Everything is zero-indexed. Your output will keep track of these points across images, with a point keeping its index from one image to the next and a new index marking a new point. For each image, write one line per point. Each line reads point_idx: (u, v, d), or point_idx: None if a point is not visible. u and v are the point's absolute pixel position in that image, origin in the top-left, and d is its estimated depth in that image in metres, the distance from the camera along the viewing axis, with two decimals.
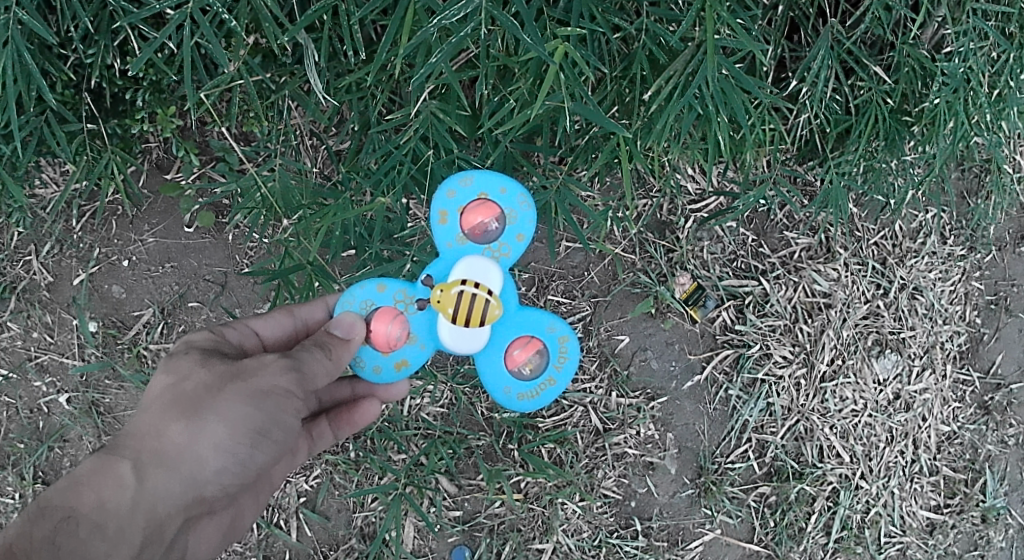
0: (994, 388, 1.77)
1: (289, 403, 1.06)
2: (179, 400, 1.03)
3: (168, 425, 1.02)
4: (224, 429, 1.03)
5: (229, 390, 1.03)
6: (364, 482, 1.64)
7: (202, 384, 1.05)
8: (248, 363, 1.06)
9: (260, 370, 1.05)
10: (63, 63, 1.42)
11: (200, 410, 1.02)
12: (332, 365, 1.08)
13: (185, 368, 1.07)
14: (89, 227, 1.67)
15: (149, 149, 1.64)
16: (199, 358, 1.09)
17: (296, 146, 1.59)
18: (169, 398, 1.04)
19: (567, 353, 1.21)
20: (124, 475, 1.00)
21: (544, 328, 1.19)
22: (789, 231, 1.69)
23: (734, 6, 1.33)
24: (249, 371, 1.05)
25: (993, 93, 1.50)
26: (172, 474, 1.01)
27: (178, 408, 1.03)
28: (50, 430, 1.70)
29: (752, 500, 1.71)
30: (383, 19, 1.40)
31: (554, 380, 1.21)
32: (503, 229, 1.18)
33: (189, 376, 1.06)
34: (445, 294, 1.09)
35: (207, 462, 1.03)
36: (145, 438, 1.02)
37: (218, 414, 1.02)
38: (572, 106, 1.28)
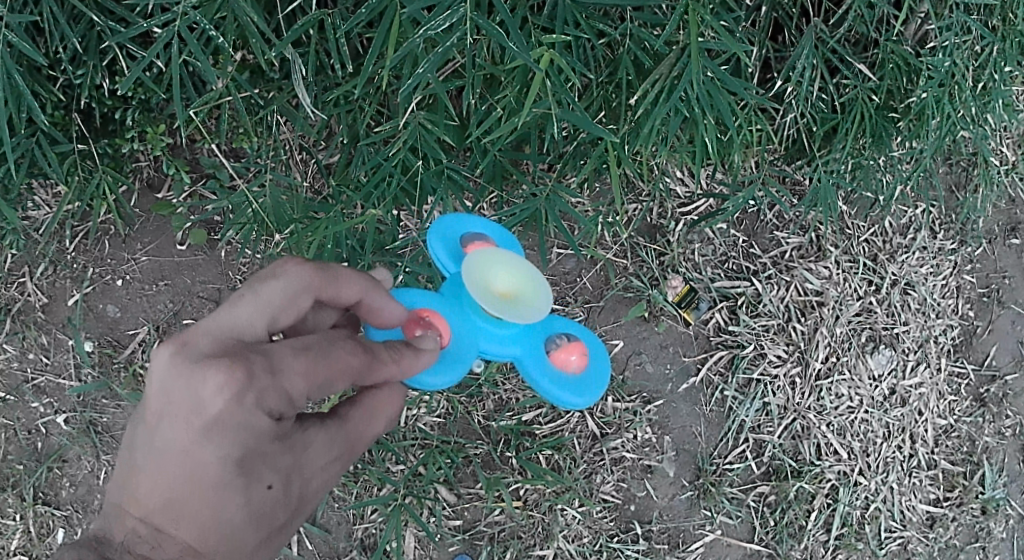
0: (989, 380, 1.77)
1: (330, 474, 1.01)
2: (247, 534, 0.88)
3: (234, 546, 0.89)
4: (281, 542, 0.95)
5: (288, 517, 0.91)
6: (363, 494, 1.65)
7: (272, 509, 0.89)
8: (316, 481, 0.93)
9: (320, 483, 0.94)
10: (53, 85, 1.43)
11: (272, 538, 0.91)
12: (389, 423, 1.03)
13: (254, 496, 0.88)
14: (83, 247, 1.68)
15: (139, 168, 1.65)
16: (258, 473, 0.87)
17: (285, 161, 1.60)
18: (238, 527, 0.87)
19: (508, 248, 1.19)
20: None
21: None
22: (779, 231, 1.71)
23: (717, 8, 1.34)
24: (311, 489, 0.93)
25: (978, 86, 1.51)
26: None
27: (246, 537, 0.88)
28: (47, 451, 1.70)
29: (752, 499, 1.72)
30: (369, 31, 1.40)
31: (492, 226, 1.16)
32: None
33: (260, 502, 0.88)
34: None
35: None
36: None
37: (279, 535, 0.92)
38: (559, 113, 1.28)
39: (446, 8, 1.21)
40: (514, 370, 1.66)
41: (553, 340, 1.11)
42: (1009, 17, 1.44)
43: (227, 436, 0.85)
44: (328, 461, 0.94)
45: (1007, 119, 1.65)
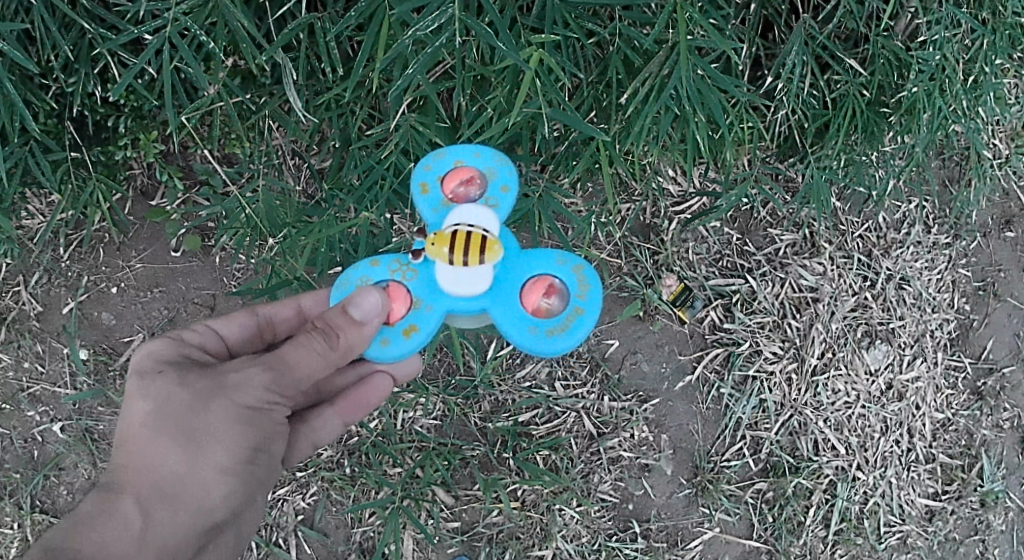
0: (986, 373, 1.77)
1: (275, 412, 1.08)
2: (164, 424, 1.04)
3: (165, 452, 1.03)
4: (222, 449, 1.05)
5: (216, 408, 1.04)
6: (360, 498, 1.65)
7: (184, 404, 1.04)
8: (229, 378, 1.06)
9: (243, 386, 1.05)
10: (45, 93, 1.43)
11: (198, 437, 1.04)
12: (334, 356, 1.05)
13: (162, 390, 1.05)
14: (77, 255, 1.68)
15: (133, 176, 1.65)
16: (174, 378, 1.06)
17: (278, 165, 1.60)
18: (156, 424, 1.04)
19: (587, 282, 1.08)
20: (129, 514, 1.02)
21: (552, 262, 1.08)
22: (773, 229, 1.71)
23: (706, 6, 1.34)
24: (231, 385, 1.05)
25: (969, 80, 1.51)
26: (175, 506, 1.04)
27: (169, 432, 1.04)
28: (44, 459, 1.70)
29: (750, 496, 1.72)
30: (359, 34, 1.40)
31: (583, 310, 1.07)
32: (484, 187, 1.11)
33: (171, 398, 1.05)
34: (439, 236, 1.00)
35: (212, 488, 1.05)
36: (143, 470, 1.03)
37: (213, 437, 1.04)
38: (550, 112, 1.28)
39: (435, 9, 1.21)
40: (510, 372, 1.67)
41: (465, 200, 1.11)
42: (999, 10, 1.44)
43: (147, 369, 1.07)
44: (239, 374, 1.06)
45: (1000, 112, 1.65)
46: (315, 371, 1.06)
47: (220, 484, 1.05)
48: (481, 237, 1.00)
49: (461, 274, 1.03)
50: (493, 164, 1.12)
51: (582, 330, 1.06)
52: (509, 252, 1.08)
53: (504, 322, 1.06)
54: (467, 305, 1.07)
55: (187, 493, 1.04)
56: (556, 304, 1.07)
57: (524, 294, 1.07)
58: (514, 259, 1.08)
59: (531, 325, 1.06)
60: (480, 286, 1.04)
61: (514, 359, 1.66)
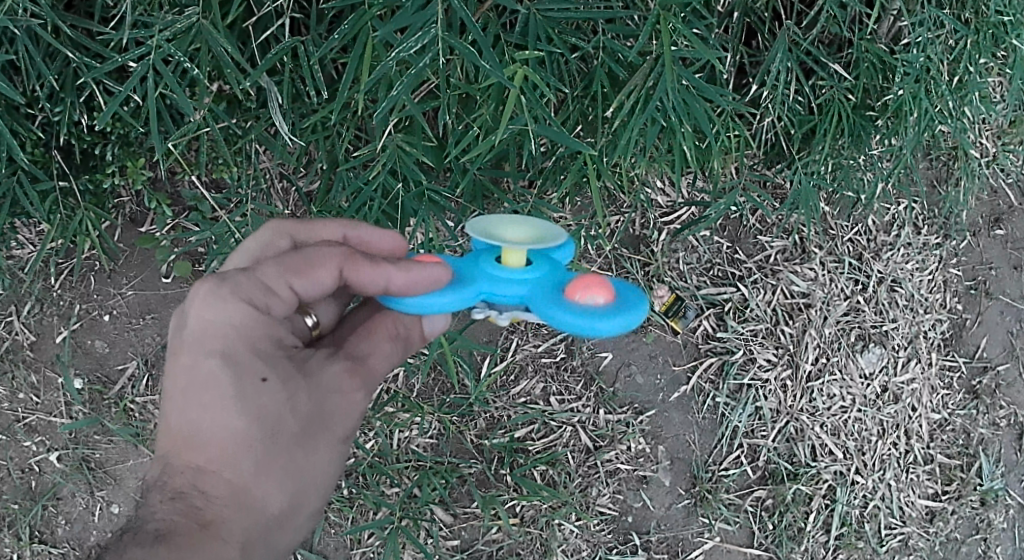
0: (981, 372, 1.78)
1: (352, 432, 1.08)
2: (272, 457, 0.97)
3: (265, 484, 0.97)
4: (316, 485, 1.02)
5: (323, 443, 1.02)
6: (359, 519, 1.64)
7: (293, 436, 0.99)
8: (333, 403, 1.02)
9: (344, 415, 1.03)
10: (31, 123, 1.42)
11: (300, 473, 1.00)
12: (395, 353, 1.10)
13: (270, 409, 0.97)
14: (68, 284, 1.67)
15: (122, 204, 1.65)
16: (279, 397, 0.98)
17: (266, 190, 1.60)
18: (259, 450, 0.96)
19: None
20: (229, 552, 0.95)
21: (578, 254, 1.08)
22: (763, 236, 1.70)
23: (689, 17, 1.34)
24: (336, 418, 1.02)
25: (954, 80, 1.51)
26: (268, 543, 1.00)
27: (279, 467, 0.98)
28: (42, 489, 1.70)
29: (748, 505, 1.72)
30: (343, 56, 1.40)
31: None
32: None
33: (279, 426, 0.97)
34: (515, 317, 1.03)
35: (298, 522, 1.02)
36: (248, 510, 0.96)
37: (317, 475, 1.02)
38: (536, 128, 1.29)
39: (419, 30, 1.22)
40: (504, 388, 1.66)
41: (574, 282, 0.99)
42: (981, 10, 1.44)
43: (247, 370, 0.96)
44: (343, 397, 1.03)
45: (985, 111, 1.65)
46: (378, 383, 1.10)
47: (309, 521, 1.04)
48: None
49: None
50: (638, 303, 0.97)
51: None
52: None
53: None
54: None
55: (281, 532, 1.01)
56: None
57: None
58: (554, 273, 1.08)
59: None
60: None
61: (509, 376, 1.66)
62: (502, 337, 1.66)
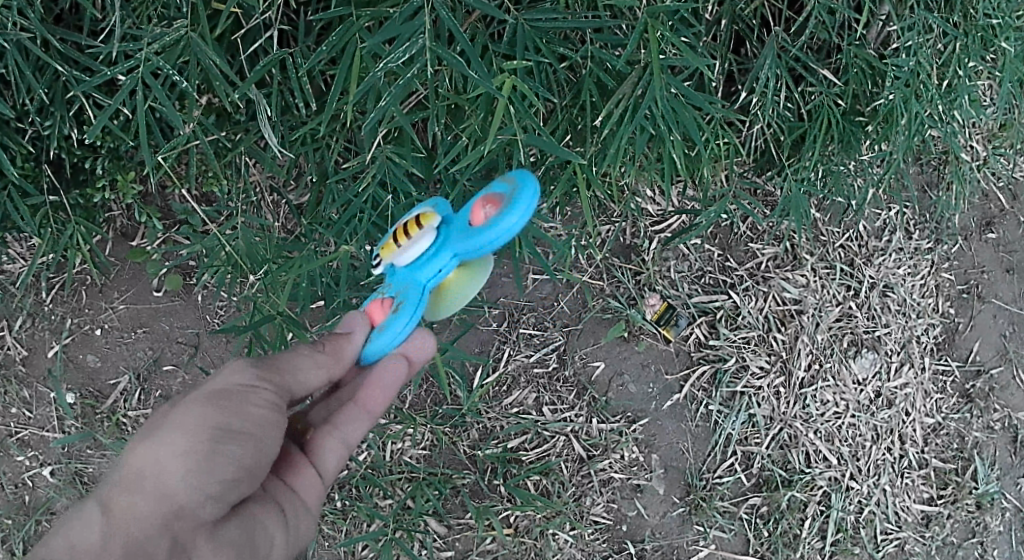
0: (975, 375, 1.78)
1: (254, 395, 1.00)
2: (144, 428, 0.99)
3: (132, 449, 0.96)
4: (182, 434, 0.96)
5: (190, 398, 0.99)
6: (353, 531, 1.64)
7: (165, 409, 1.01)
8: (208, 376, 1.03)
9: (219, 375, 1.01)
10: (21, 137, 1.42)
11: (161, 426, 0.97)
12: (325, 358, 1.07)
13: (152, 407, 1.03)
14: (59, 298, 1.67)
15: (112, 218, 1.64)
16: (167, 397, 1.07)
17: (256, 203, 1.59)
18: (134, 434, 0.99)
19: (511, 174, 1.02)
20: (94, 512, 0.93)
21: (484, 185, 1.05)
22: (754, 243, 1.71)
23: (677, 25, 1.34)
24: (207, 380, 1.02)
25: (943, 84, 1.52)
26: (140, 495, 0.93)
27: (144, 430, 0.99)
28: (35, 504, 1.69)
29: (743, 512, 1.72)
30: (332, 68, 1.40)
31: (516, 187, 1.00)
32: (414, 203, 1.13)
33: (156, 411, 1.02)
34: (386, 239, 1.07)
35: (173, 473, 0.94)
36: (115, 470, 0.97)
37: (175, 424, 0.96)
38: (526, 137, 1.28)
39: (408, 40, 1.22)
40: (497, 399, 1.67)
41: None
42: (970, 13, 1.44)
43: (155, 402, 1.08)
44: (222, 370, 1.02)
45: (975, 115, 1.65)
46: (309, 375, 1.05)
47: (189, 474, 0.94)
48: (410, 215, 1.05)
49: (409, 249, 1.05)
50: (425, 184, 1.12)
51: (530, 200, 0.98)
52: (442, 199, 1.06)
53: (469, 248, 1.02)
54: (434, 268, 1.05)
55: (153, 486, 0.94)
56: (497, 204, 1.01)
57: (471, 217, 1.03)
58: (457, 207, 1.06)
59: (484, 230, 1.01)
60: (431, 249, 1.04)
61: (500, 387, 1.67)
62: (494, 348, 1.67)
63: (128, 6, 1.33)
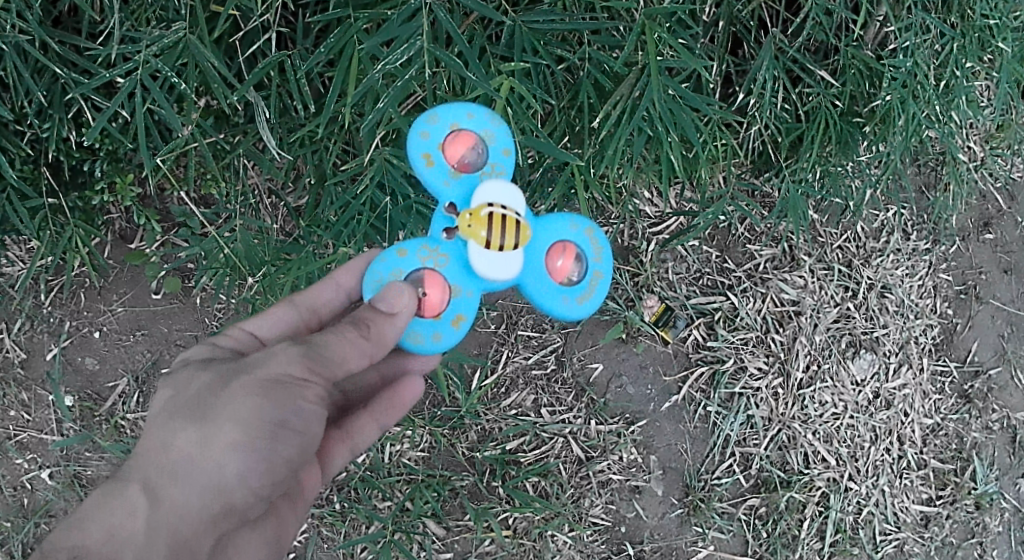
0: (973, 376, 1.78)
1: (305, 390, 0.98)
2: (183, 406, 0.98)
3: (176, 432, 0.97)
4: (233, 426, 0.96)
5: (237, 384, 0.97)
6: (352, 533, 1.64)
7: (204, 386, 0.99)
8: (254, 356, 1.00)
9: (269, 361, 0.98)
10: (20, 140, 1.42)
11: (208, 413, 0.96)
12: (369, 346, 0.99)
13: (185, 378, 1.02)
14: (58, 301, 1.67)
15: (111, 220, 1.64)
16: (199, 364, 1.04)
17: (254, 205, 1.59)
18: (172, 409, 0.99)
19: (601, 244, 1.10)
20: (136, 499, 0.95)
21: (568, 228, 1.08)
22: (751, 244, 1.71)
23: (674, 26, 1.34)
24: (255, 363, 0.99)
25: (940, 85, 1.51)
26: (187, 488, 0.96)
27: (185, 412, 0.98)
28: (34, 507, 1.69)
29: (742, 513, 1.72)
30: (330, 71, 1.40)
31: (601, 272, 1.10)
32: (487, 151, 1.07)
33: (191, 384, 1.00)
34: (474, 216, 1.01)
35: (224, 466, 0.96)
36: (154, 454, 0.97)
37: (228, 415, 0.96)
38: (523, 139, 1.28)
39: (405, 42, 1.22)
40: (495, 401, 1.67)
41: (467, 158, 1.06)
42: (967, 13, 1.44)
43: (185, 364, 1.05)
44: (270, 353, 0.99)
45: (973, 116, 1.65)
46: (350, 360, 0.99)
47: (240, 467, 0.97)
48: (514, 218, 1.02)
49: (494, 259, 1.02)
50: (487, 126, 1.08)
51: (606, 291, 1.10)
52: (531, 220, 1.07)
53: (538, 296, 1.07)
54: (499, 287, 1.06)
55: (201, 476, 0.96)
56: (579, 270, 1.09)
57: (554, 265, 1.07)
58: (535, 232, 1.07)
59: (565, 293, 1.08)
60: (514, 277, 1.04)
61: (499, 388, 1.67)
62: (492, 350, 1.66)
63: (127, 9, 1.33)
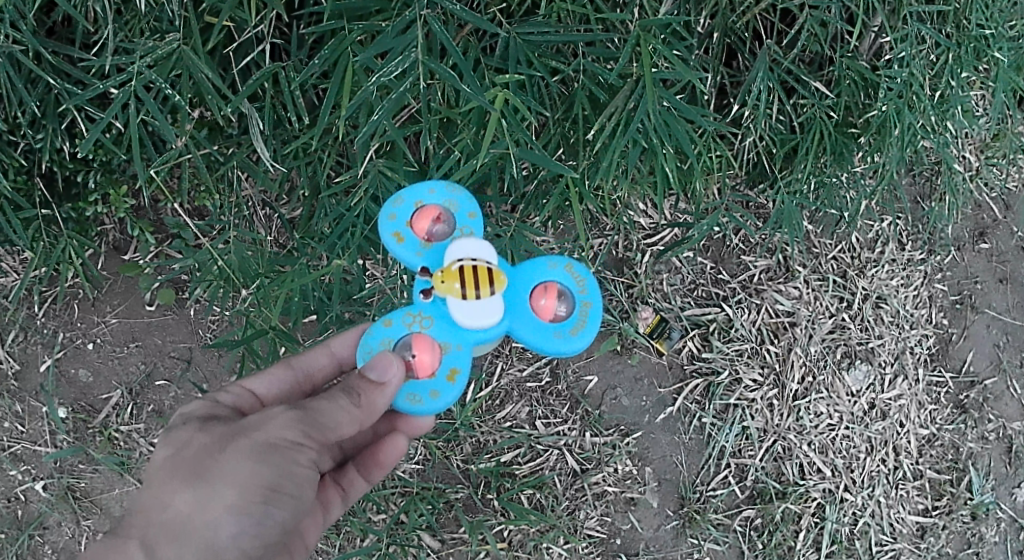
0: (968, 386, 1.78)
1: (300, 454, 0.99)
2: (181, 465, 0.97)
3: (173, 494, 0.96)
4: (232, 490, 0.96)
5: (233, 447, 0.97)
6: (346, 546, 1.63)
7: (202, 447, 0.99)
8: (250, 419, 1.00)
9: (266, 424, 0.99)
10: (13, 150, 1.42)
11: (206, 475, 0.96)
12: (360, 413, 1.01)
13: (184, 436, 1.01)
14: (52, 312, 1.66)
15: (104, 231, 1.64)
16: (198, 422, 1.03)
17: (248, 217, 1.58)
18: (169, 467, 0.98)
19: (582, 276, 1.08)
20: (134, 556, 0.94)
21: (547, 267, 1.08)
22: (746, 255, 1.71)
23: (669, 38, 1.34)
24: (252, 426, 0.99)
25: (936, 95, 1.50)
26: (185, 547, 0.95)
27: (183, 473, 0.97)
28: (28, 519, 1.67)
29: (737, 524, 1.71)
30: (324, 82, 1.39)
31: (589, 302, 1.08)
32: (453, 220, 1.07)
33: (189, 442, 1.00)
34: (445, 273, 1.00)
35: (221, 528, 0.96)
36: (152, 512, 0.96)
37: (225, 477, 0.96)
38: (517, 152, 1.28)
39: (400, 54, 1.21)
40: (490, 413, 1.66)
41: (435, 228, 1.07)
42: (963, 23, 1.44)
43: (181, 421, 1.04)
44: (265, 416, 1.00)
45: (968, 126, 1.66)
46: (344, 426, 1.01)
47: (235, 529, 0.97)
48: (486, 269, 1.00)
49: (474, 310, 1.01)
50: (449, 195, 1.08)
51: (598, 320, 1.08)
52: (508, 266, 1.07)
53: (528, 336, 1.06)
54: (489, 336, 1.04)
55: (196, 538, 0.95)
56: (566, 307, 1.08)
57: (538, 307, 1.07)
58: (512, 277, 1.07)
59: (556, 331, 1.06)
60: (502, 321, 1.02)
61: (494, 401, 1.66)
62: (487, 363, 1.66)
63: (120, 20, 1.32)
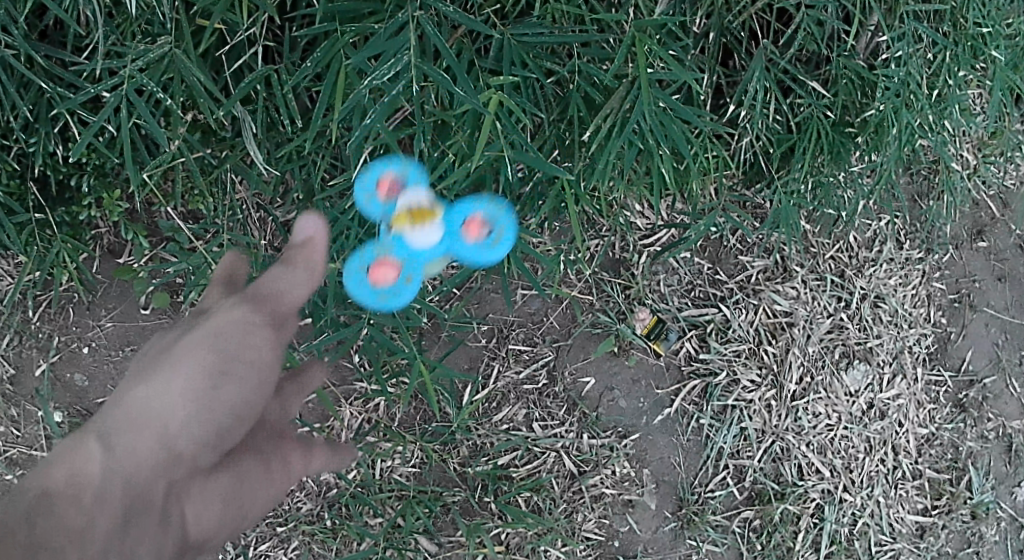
0: (967, 385, 1.77)
1: (253, 329, 0.95)
2: (140, 367, 0.96)
3: (130, 386, 0.93)
4: (185, 370, 0.92)
5: (188, 337, 0.95)
6: (343, 550, 1.62)
7: (161, 348, 0.98)
8: (204, 312, 0.99)
9: (220, 312, 0.97)
10: (7, 155, 1.41)
11: (161, 365, 0.94)
12: (309, 286, 1.02)
13: (145, 354, 0.99)
14: (46, 316, 1.65)
15: (99, 235, 1.63)
16: (158, 342, 1.01)
17: (243, 220, 1.57)
18: (130, 373, 0.96)
19: (497, 213, 1.39)
20: (90, 449, 0.89)
21: (474, 206, 1.38)
22: (744, 255, 1.70)
23: (663, 38, 1.33)
24: (206, 318, 0.98)
25: (932, 94, 1.50)
26: (140, 430, 0.90)
27: (141, 372, 0.95)
28: None
29: (736, 526, 1.71)
30: (317, 85, 1.38)
31: (505, 233, 1.39)
32: (405, 181, 1.35)
33: (149, 355, 0.98)
34: (396, 216, 1.33)
35: (176, 407, 0.90)
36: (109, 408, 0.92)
37: (177, 361, 0.93)
38: (512, 154, 1.27)
39: (393, 57, 1.21)
40: (486, 415, 1.65)
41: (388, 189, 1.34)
42: (959, 22, 1.44)
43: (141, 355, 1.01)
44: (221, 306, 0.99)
45: (965, 123, 1.65)
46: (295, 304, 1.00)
47: (191, 416, 0.90)
48: (424, 209, 1.33)
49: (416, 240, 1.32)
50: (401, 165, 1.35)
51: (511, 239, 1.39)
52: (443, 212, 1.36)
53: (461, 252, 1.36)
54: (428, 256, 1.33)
55: (151, 424, 0.90)
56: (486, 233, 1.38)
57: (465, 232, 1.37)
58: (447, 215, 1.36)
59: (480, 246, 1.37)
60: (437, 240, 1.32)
61: (491, 403, 1.65)
62: (484, 365, 1.65)
63: (111, 23, 1.31)
